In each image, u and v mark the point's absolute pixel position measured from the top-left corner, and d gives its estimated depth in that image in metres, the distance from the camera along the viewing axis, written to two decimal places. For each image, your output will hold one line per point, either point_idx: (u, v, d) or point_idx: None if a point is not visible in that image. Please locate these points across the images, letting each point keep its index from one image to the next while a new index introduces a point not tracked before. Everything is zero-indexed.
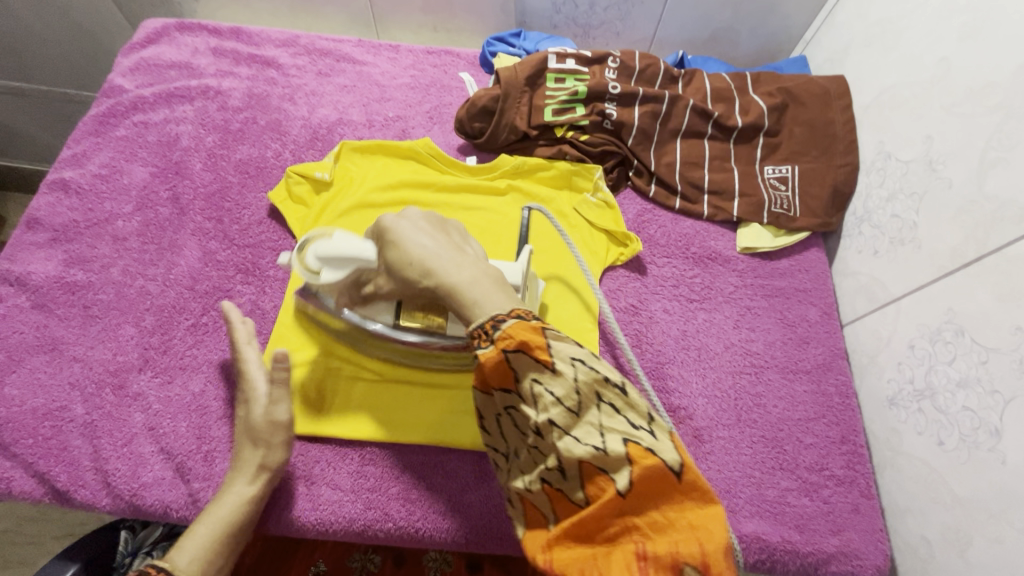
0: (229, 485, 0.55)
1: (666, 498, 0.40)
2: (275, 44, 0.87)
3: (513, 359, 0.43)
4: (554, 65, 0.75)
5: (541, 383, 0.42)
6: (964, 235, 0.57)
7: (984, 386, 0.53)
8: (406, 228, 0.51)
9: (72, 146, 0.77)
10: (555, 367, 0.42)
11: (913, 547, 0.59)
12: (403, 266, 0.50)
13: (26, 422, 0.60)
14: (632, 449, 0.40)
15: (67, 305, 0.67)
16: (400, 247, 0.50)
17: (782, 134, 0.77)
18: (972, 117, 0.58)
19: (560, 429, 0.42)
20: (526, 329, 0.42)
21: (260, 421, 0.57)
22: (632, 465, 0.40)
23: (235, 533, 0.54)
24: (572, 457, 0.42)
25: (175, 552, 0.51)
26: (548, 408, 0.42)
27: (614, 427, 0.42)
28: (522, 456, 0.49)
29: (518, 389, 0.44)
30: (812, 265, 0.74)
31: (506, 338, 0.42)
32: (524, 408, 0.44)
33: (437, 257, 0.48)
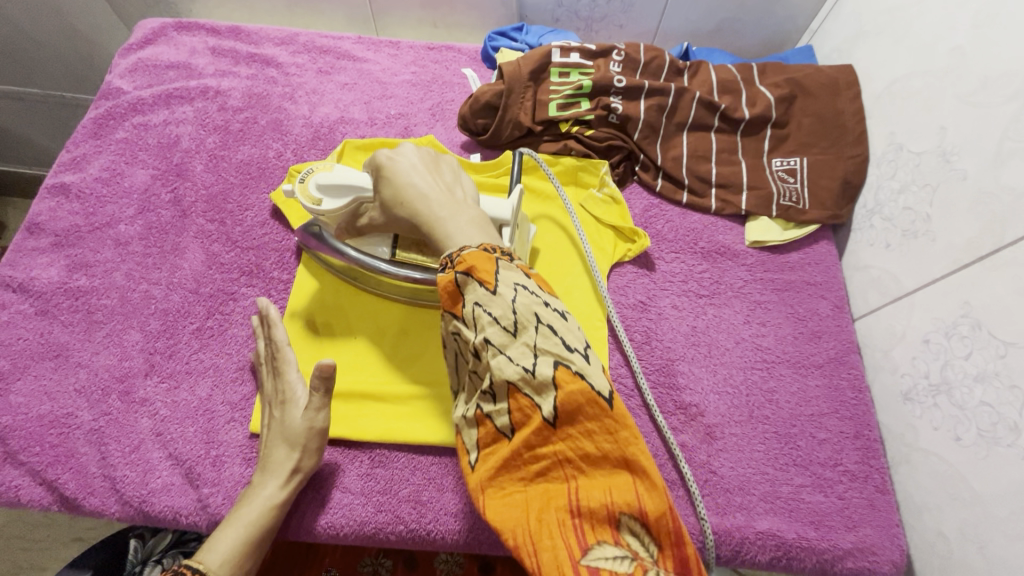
0: (257, 488, 0.54)
1: (596, 427, 0.41)
2: (274, 42, 0.86)
3: (462, 283, 0.45)
4: (558, 59, 0.74)
5: (481, 304, 0.44)
6: (980, 226, 0.56)
7: (1003, 380, 0.52)
8: (398, 164, 0.54)
9: (71, 150, 0.76)
10: (494, 290, 0.43)
11: (929, 542, 0.59)
12: (394, 202, 0.53)
13: (33, 430, 0.60)
14: (561, 373, 0.41)
15: (71, 311, 0.66)
16: (391, 181, 0.53)
17: (789, 126, 0.76)
18: (988, 107, 0.57)
19: (496, 350, 0.43)
20: (474, 253, 0.45)
21: (298, 425, 0.56)
22: (557, 388, 0.41)
23: (263, 538, 0.53)
24: (503, 377, 0.43)
25: (206, 553, 0.50)
26: (485, 327, 0.43)
27: (548, 348, 0.42)
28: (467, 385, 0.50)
29: (462, 314, 0.46)
30: (823, 258, 0.73)
31: (459, 261, 0.45)
32: (466, 332, 0.46)
33: (426, 194, 0.52)
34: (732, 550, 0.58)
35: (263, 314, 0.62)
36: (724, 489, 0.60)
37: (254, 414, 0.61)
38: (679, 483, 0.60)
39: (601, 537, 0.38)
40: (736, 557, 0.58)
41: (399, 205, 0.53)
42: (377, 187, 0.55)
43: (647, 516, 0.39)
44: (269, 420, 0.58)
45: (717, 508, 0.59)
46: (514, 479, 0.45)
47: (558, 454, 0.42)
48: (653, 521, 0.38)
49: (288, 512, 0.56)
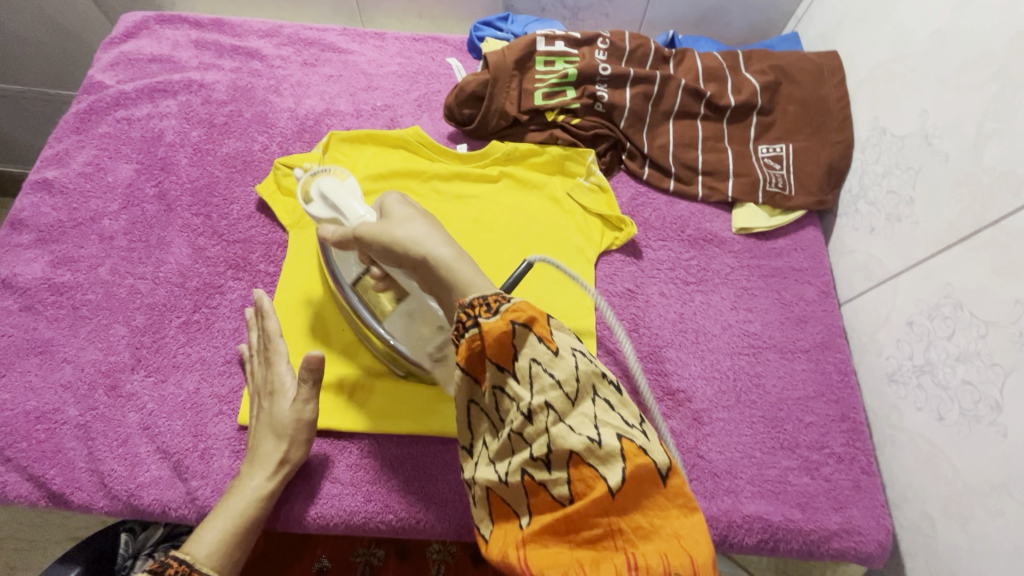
0: (244, 479, 0.54)
1: (651, 502, 0.38)
2: (258, 34, 0.86)
3: (519, 334, 0.41)
4: (543, 48, 0.74)
5: (540, 363, 0.41)
6: (961, 208, 0.57)
7: (985, 359, 0.53)
8: (416, 209, 0.50)
9: (54, 145, 0.75)
10: (556, 351, 0.41)
11: (915, 522, 0.60)
12: (410, 243, 0.47)
13: (19, 426, 0.59)
14: (627, 446, 0.38)
15: (56, 306, 0.66)
16: (412, 222, 0.49)
17: (775, 113, 0.76)
18: (968, 89, 0.57)
19: (555, 415, 0.40)
20: (531, 304, 0.42)
21: (286, 416, 0.57)
22: (625, 460, 0.38)
23: (251, 528, 0.53)
24: (563, 445, 0.39)
25: (194, 544, 0.51)
26: (545, 390, 0.40)
27: (609, 421, 0.40)
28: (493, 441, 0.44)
29: (513, 369, 0.41)
30: (809, 244, 0.74)
31: (515, 310, 0.41)
32: (515, 391, 0.41)
33: (453, 240, 0.48)
34: (720, 532, 0.58)
35: (256, 305, 0.62)
36: (712, 473, 0.60)
37: (241, 406, 0.61)
38: None
39: None
40: (724, 540, 0.58)
41: (417, 246, 0.47)
42: (387, 223, 0.49)
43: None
44: (257, 411, 0.58)
45: (705, 492, 0.60)
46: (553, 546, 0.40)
47: (610, 525, 0.38)
48: None
49: (276, 502, 0.57)
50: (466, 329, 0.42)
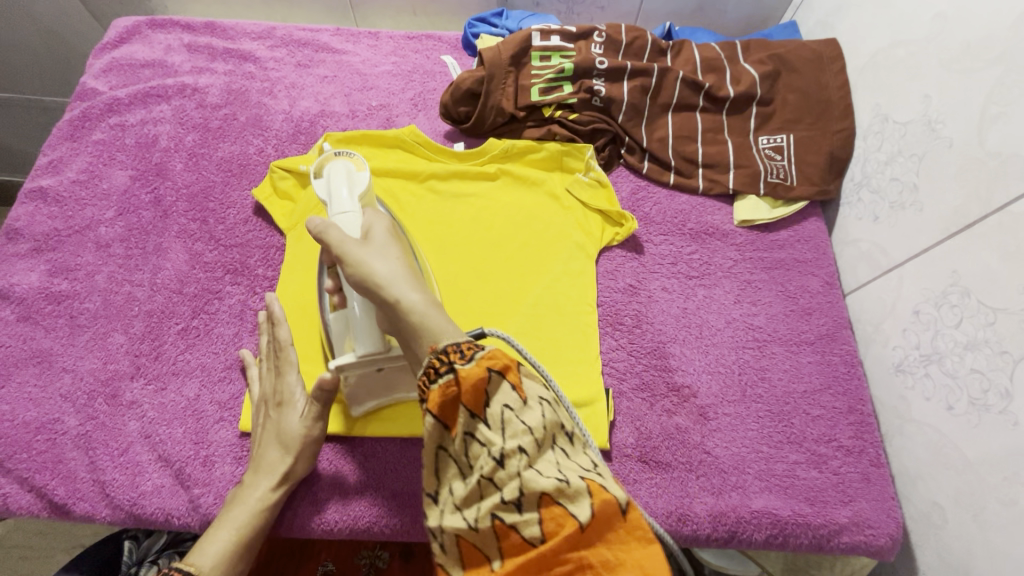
0: (248, 489, 0.54)
1: (617, 540, 0.38)
2: (251, 37, 0.85)
3: (492, 380, 0.42)
4: (539, 42, 0.73)
5: (512, 408, 0.41)
6: (967, 194, 0.56)
7: (994, 347, 0.52)
8: (396, 245, 0.50)
9: (48, 154, 0.75)
10: (527, 399, 0.42)
11: (925, 514, 0.59)
12: (385, 280, 0.46)
13: (19, 437, 0.59)
14: (592, 483, 0.39)
15: (54, 316, 0.65)
16: (390, 258, 0.48)
17: (775, 103, 0.75)
18: (971, 73, 0.56)
19: (526, 459, 0.40)
20: (504, 351, 0.43)
21: (294, 431, 0.56)
22: (592, 496, 0.38)
23: (255, 537, 0.53)
24: (533, 488, 0.38)
25: (198, 555, 0.50)
26: (516, 435, 0.40)
27: (573, 466, 0.40)
28: (459, 488, 0.43)
29: (484, 416, 0.41)
30: (812, 235, 0.73)
31: (491, 357, 0.42)
32: (485, 436, 0.41)
33: (426, 288, 0.48)
34: (728, 529, 0.57)
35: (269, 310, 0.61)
36: (719, 469, 0.60)
37: (243, 412, 0.61)
38: (674, 464, 0.60)
39: None
40: (733, 536, 0.58)
41: (390, 285, 0.46)
42: (366, 250, 0.48)
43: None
44: (263, 421, 0.57)
45: (713, 489, 0.59)
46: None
47: (580, 561, 0.37)
48: None
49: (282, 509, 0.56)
50: (439, 374, 0.42)
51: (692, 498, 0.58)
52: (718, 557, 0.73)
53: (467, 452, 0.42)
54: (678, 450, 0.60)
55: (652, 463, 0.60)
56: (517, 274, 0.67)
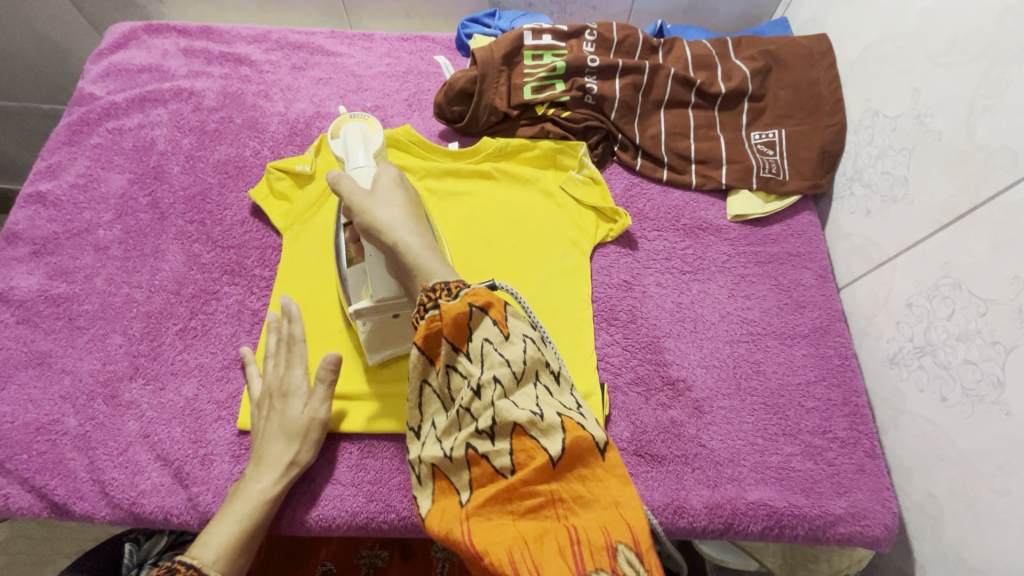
0: (252, 482, 0.54)
1: (590, 473, 0.41)
2: (246, 40, 0.86)
3: (474, 315, 0.43)
4: (530, 42, 0.74)
5: (492, 342, 0.43)
6: (956, 186, 0.56)
7: (985, 338, 0.52)
8: (401, 194, 0.52)
9: (46, 158, 0.75)
10: (509, 335, 0.44)
11: (921, 504, 0.59)
12: (386, 225, 0.49)
13: (19, 438, 0.60)
14: (568, 420, 0.42)
15: (53, 318, 0.66)
16: (393, 206, 0.51)
17: (766, 99, 0.76)
18: (958, 66, 0.57)
19: (501, 390, 0.42)
20: (488, 290, 0.45)
21: (299, 419, 0.57)
22: (565, 431, 0.41)
23: (259, 529, 0.53)
24: (508, 418, 0.41)
25: (200, 548, 0.50)
26: (494, 366, 0.43)
27: (550, 402, 0.43)
28: (440, 421, 0.47)
29: (465, 348, 0.44)
30: (805, 229, 0.73)
31: (475, 294, 0.44)
32: (465, 368, 0.43)
33: (425, 233, 0.51)
34: (724, 521, 0.58)
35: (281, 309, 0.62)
36: (714, 462, 0.60)
37: (242, 411, 0.61)
38: (669, 458, 0.60)
39: (602, 562, 0.36)
40: (730, 528, 0.58)
41: (391, 230, 0.49)
42: (371, 199, 0.51)
43: (640, 550, 0.37)
44: (266, 413, 0.58)
45: (709, 481, 0.59)
46: (496, 518, 0.40)
47: (551, 494, 0.40)
48: (645, 551, 0.38)
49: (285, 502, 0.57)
50: (426, 310, 0.45)
51: (688, 490, 0.59)
52: (716, 550, 0.75)
53: (449, 384, 0.45)
54: (673, 444, 0.61)
55: (648, 457, 0.60)
56: (512, 271, 0.68)
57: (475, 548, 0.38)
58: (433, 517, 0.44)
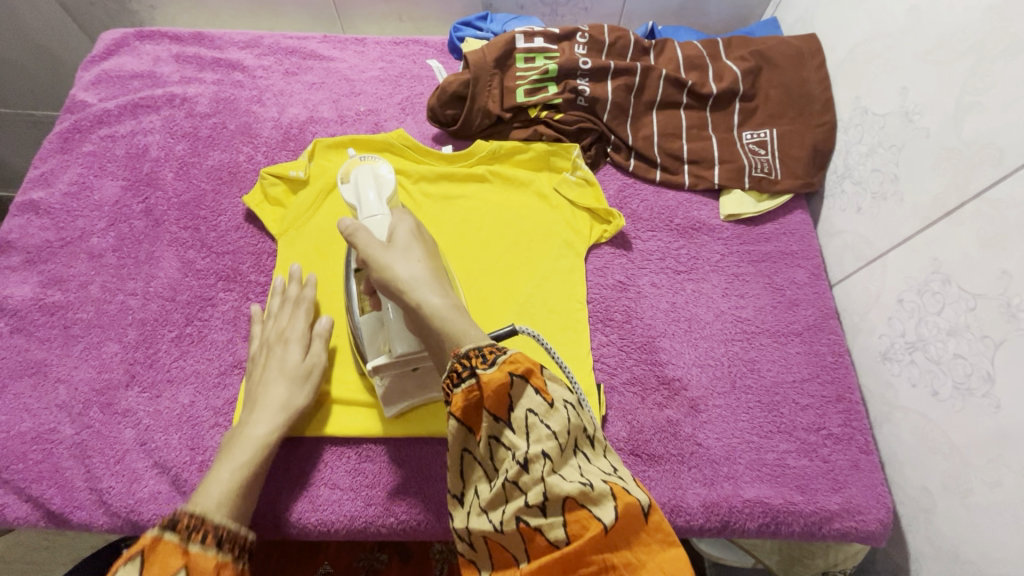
0: (252, 420, 0.55)
1: (643, 541, 0.37)
2: (238, 46, 0.86)
3: (516, 384, 0.41)
4: (522, 45, 0.74)
5: (536, 413, 0.41)
6: (945, 182, 0.57)
7: (975, 332, 0.53)
8: (419, 246, 0.50)
9: (38, 166, 0.75)
10: (552, 402, 0.41)
11: (915, 498, 0.60)
12: (408, 283, 0.47)
13: (15, 447, 0.59)
14: (616, 486, 0.38)
15: (47, 327, 0.65)
16: (413, 261, 0.49)
17: (757, 99, 0.76)
18: (945, 64, 0.58)
19: (550, 464, 0.39)
20: (526, 355, 0.43)
21: (299, 365, 0.59)
22: (615, 498, 0.37)
23: (258, 467, 0.53)
24: (556, 491, 0.37)
25: (202, 495, 0.49)
26: (541, 439, 0.40)
27: (595, 471, 0.39)
28: (486, 492, 0.43)
29: (508, 419, 0.41)
30: (797, 227, 0.74)
31: (513, 362, 0.42)
32: (510, 440, 0.41)
33: (448, 291, 0.48)
34: (721, 519, 0.58)
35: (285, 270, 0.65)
36: (710, 460, 0.60)
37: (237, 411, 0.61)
38: (665, 457, 0.60)
39: None
40: (726, 526, 0.58)
41: (413, 290, 0.47)
42: (389, 253, 0.49)
43: None
44: (265, 361, 0.60)
45: (705, 479, 0.60)
46: None
47: (604, 563, 0.36)
48: None
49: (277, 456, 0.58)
50: (461, 379, 0.42)
51: (685, 489, 0.59)
52: (715, 548, 0.76)
53: (493, 455, 0.42)
54: (669, 443, 0.61)
55: (644, 456, 0.61)
56: (507, 274, 0.68)
57: None
58: None
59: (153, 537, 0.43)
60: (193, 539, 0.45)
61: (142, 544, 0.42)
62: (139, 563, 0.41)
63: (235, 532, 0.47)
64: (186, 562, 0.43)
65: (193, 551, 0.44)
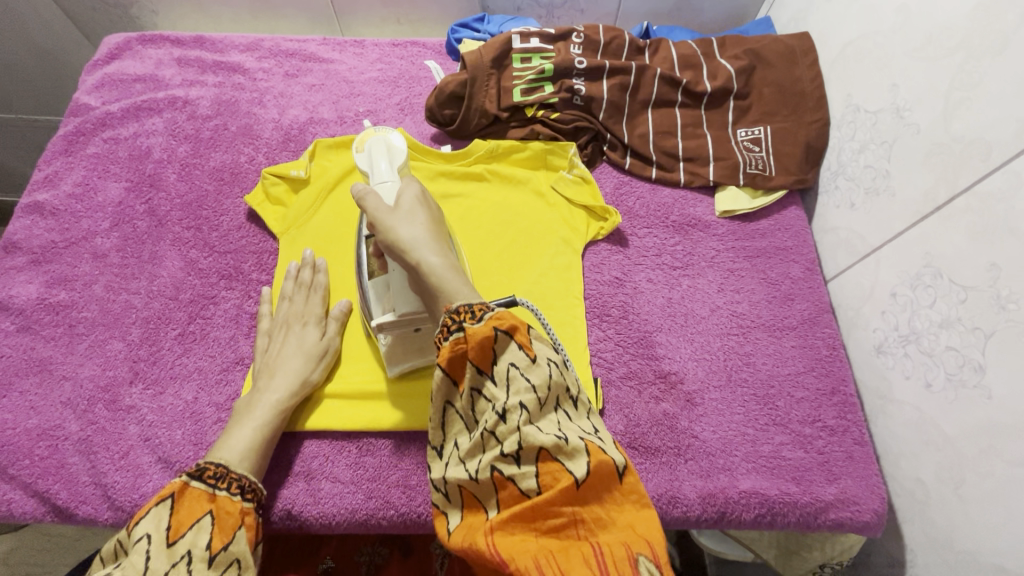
0: (268, 390, 0.59)
1: (609, 496, 0.40)
2: (239, 49, 0.87)
3: (500, 338, 0.44)
4: (519, 45, 0.75)
5: (517, 367, 0.43)
6: (935, 177, 0.58)
7: (966, 324, 0.54)
8: (424, 210, 0.52)
9: (43, 168, 0.76)
10: (534, 358, 0.44)
11: (910, 489, 0.60)
12: (408, 244, 0.49)
13: (21, 444, 0.60)
14: (589, 443, 0.41)
15: (53, 326, 0.66)
16: (415, 224, 0.50)
17: (751, 97, 0.77)
18: (934, 60, 0.59)
19: (527, 415, 0.42)
20: (513, 314, 0.45)
21: (316, 344, 0.62)
22: (587, 453, 0.40)
23: (274, 434, 0.57)
24: (532, 441, 0.41)
25: (226, 450, 0.54)
26: (520, 391, 0.43)
27: (571, 427, 0.43)
28: (464, 443, 0.46)
29: (491, 371, 0.44)
30: (792, 223, 0.75)
31: (500, 318, 0.44)
32: (491, 392, 0.44)
33: (449, 253, 0.49)
34: (717, 510, 0.59)
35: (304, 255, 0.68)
36: (706, 452, 0.61)
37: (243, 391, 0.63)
38: (662, 450, 0.61)
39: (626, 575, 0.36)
40: (722, 516, 0.59)
41: (414, 250, 0.48)
42: (393, 215, 0.50)
43: (660, 564, 0.38)
44: (284, 336, 0.63)
45: (701, 471, 0.60)
46: (519, 534, 0.40)
47: (573, 514, 0.39)
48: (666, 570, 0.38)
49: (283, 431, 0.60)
50: (450, 332, 0.45)
51: (681, 481, 0.60)
52: (714, 541, 0.78)
53: (474, 407, 0.45)
54: (665, 436, 0.62)
55: (641, 449, 0.61)
56: (505, 270, 0.69)
57: (500, 560, 0.38)
58: (457, 538, 0.43)
59: (182, 484, 0.51)
60: (219, 486, 0.52)
61: (173, 489, 0.50)
62: (169, 505, 0.50)
63: (255, 484, 0.54)
64: (211, 507, 0.51)
65: (218, 497, 0.52)
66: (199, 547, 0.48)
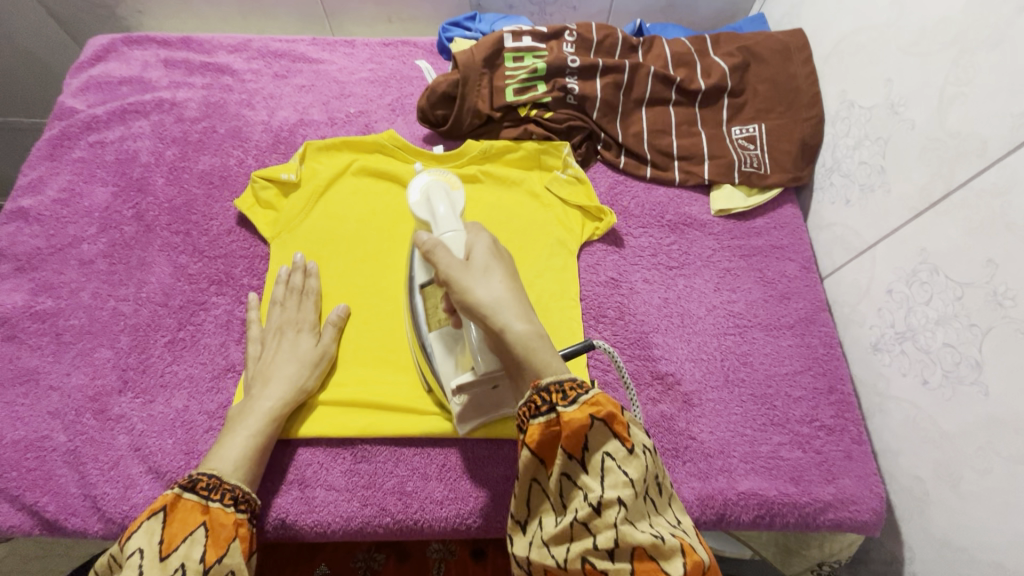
0: (262, 397, 0.58)
1: None
2: (227, 50, 0.85)
3: (596, 428, 0.41)
4: (510, 44, 0.74)
5: (614, 458, 0.40)
6: (931, 172, 0.57)
7: (962, 321, 0.53)
8: (500, 265, 0.47)
9: (28, 173, 0.75)
10: (631, 449, 0.41)
11: (908, 487, 0.60)
12: (491, 306, 0.45)
13: (7, 456, 0.59)
14: (685, 543, 0.38)
15: (38, 334, 0.65)
16: (494, 282, 0.46)
17: (746, 93, 0.77)
18: (928, 56, 0.58)
19: (625, 511, 0.39)
20: (608, 398, 0.42)
21: (310, 351, 0.62)
22: (686, 555, 0.37)
23: (267, 442, 0.57)
24: (629, 539, 0.37)
25: (219, 460, 0.53)
26: (617, 485, 0.40)
27: (664, 524, 0.40)
28: (548, 524, 0.43)
29: (582, 457, 0.41)
30: (787, 221, 0.74)
31: (595, 403, 0.41)
32: (583, 480, 0.41)
33: (532, 315, 0.45)
34: (716, 510, 0.59)
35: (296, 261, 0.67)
36: (705, 454, 0.61)
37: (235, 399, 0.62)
38: (660, 452, 0.61)
39: None
40: (721, 517, 0.59)
41: (496, 312, 0.44)
42: (470, 273, 0.46)
43: None
44: (277, 344, 0.62)
45: (700, 473, 0.60)
46: None
47: None
48: None
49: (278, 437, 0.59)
50: (539, 411, 0.43)
51: (680, 483, 0.59)
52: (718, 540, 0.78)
53: (562, 491, 0.42)
54: (664, 438, 0.61)
55: None
56: None
57: None
58: None
59: (174, 497, 0.49)
60: (211, 498, 0.51)
61: (165, 502, 0.49)
62: (162, 518, 0.48)
63: (248, 495, 0.53)
64: (204, 519, 0.49)
65: (211, 508, 0.50)
66: (193, 560, 0.47)
